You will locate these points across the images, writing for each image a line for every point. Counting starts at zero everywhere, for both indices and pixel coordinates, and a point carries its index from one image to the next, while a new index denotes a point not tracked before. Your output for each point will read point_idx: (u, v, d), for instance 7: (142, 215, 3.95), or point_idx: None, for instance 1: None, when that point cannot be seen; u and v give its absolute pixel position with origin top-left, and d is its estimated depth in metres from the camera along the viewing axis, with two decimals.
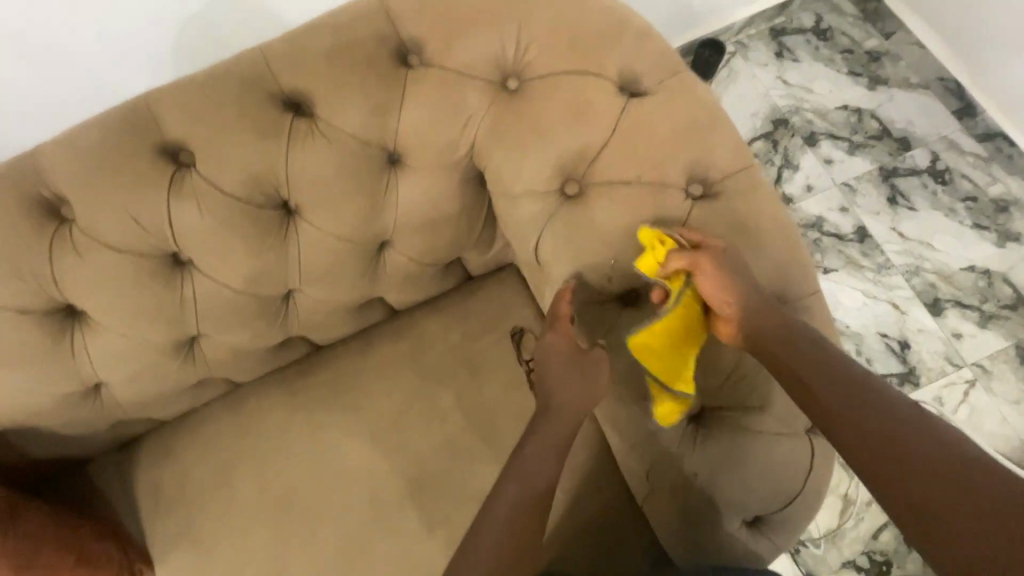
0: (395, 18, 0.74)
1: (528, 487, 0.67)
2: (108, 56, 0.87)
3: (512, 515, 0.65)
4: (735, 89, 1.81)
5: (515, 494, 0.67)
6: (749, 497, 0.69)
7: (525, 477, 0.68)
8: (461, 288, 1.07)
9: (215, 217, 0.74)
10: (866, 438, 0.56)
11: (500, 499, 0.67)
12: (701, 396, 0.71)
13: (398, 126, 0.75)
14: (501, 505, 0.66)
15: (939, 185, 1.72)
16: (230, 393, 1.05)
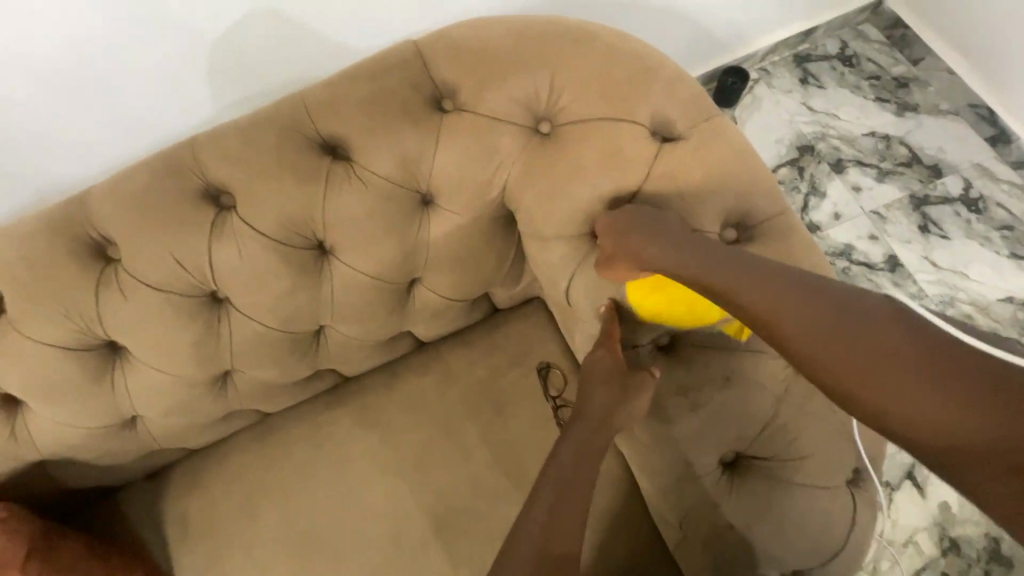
0: (430, 65, 0.76)
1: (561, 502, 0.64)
2: (153, 96, 0.88)
3: (546, 524, 0.62)
4: (759, 116, 1.80)
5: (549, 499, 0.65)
6: (787, 552, 0.67)
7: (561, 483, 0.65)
8: (488, 322, 1.07)
9: (253, 258, 0.76)
10: (881, 391, 0.55)
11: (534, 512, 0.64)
12: (739, 446, 0.68)
13: (431, 170, 0.76)
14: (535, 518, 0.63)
15: (973, 213, 1.68)
16: (258, 423, 1.06)
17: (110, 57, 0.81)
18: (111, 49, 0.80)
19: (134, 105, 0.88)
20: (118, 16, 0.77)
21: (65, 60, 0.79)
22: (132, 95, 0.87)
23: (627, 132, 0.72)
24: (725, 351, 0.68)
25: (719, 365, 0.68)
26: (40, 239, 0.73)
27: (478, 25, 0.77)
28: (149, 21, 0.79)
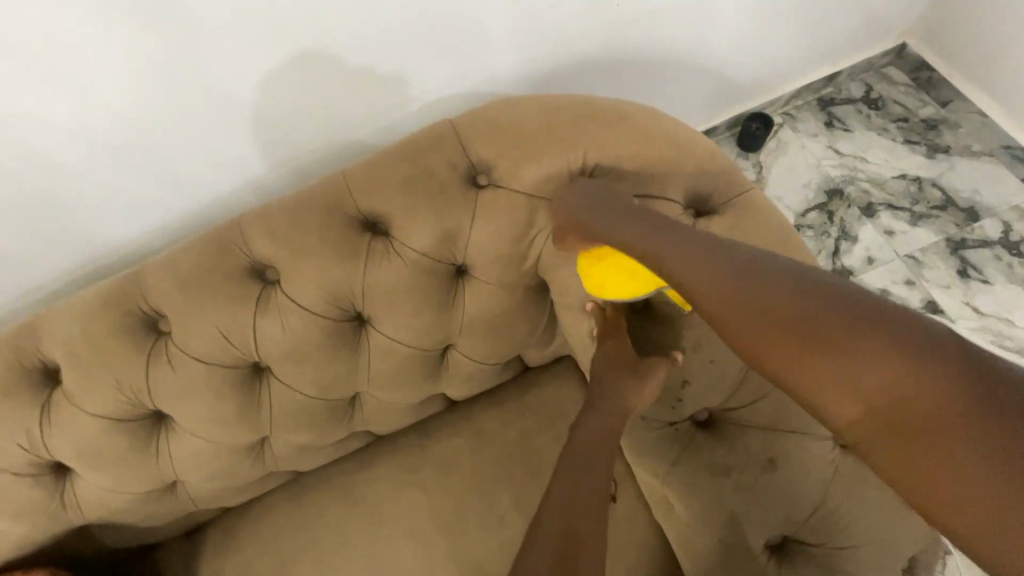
0: (466, 144, 0.79)
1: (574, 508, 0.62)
2: (205, 166, 0.90)
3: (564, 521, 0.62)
4: (785, 161, 1.80)
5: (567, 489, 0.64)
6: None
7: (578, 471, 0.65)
8: (519, 381, 1.07)
9: (295, 331, 0.78)
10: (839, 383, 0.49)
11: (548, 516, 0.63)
12: (787, 530, 0.66)
13: (467, 243, 0.78)
14: (546, 532, 0.62)
15: (1015, 257, 1.63)
16: (292, 482, 1.06)
17: (166, 134, 0.83)
18: (166, 127, 0.83)
19: (188, 177, 0.90)
20: (175, 96, 0.80)
21: (125, 139, 0.81)
22: (186, 166, 0.89)
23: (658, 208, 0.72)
24: (770, 431, 0.66)
25: (762, 446, 0.66)
26: (98, 313, 0.77)
27: (510, 104, 0.80)
28: (202, 100, 0.82)
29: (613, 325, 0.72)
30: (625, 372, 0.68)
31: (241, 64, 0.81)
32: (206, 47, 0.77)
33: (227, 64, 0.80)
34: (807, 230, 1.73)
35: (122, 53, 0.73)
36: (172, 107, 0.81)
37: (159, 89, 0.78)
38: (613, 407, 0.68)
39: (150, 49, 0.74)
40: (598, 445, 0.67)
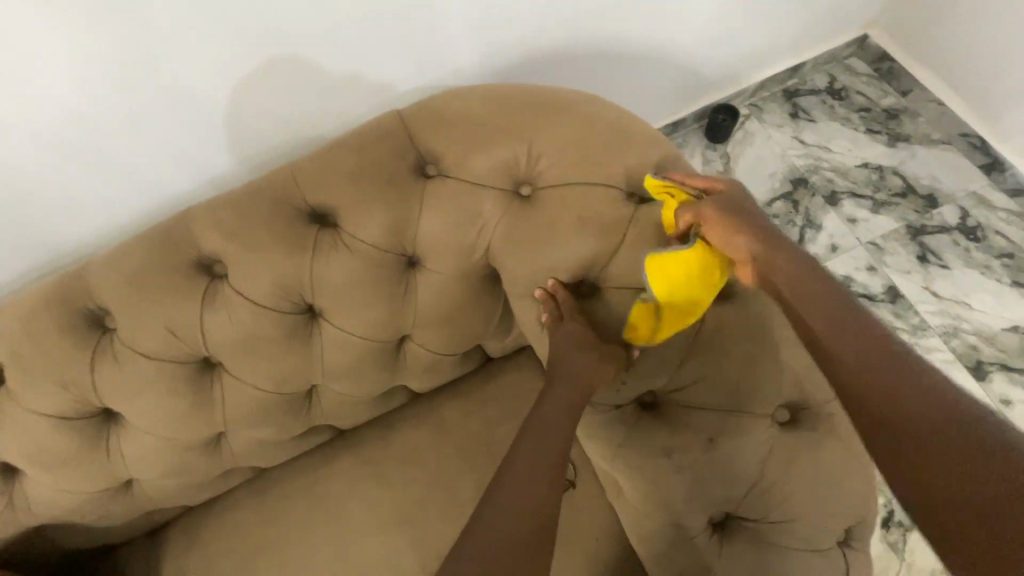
0: (414, 135, 0.79)
1: (522, 497, 0.63)
2: (161, 163, 0.90)
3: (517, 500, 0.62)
4: (751, 151, 1.83)
5: (524, 468, 0.65)
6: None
7: (535, 448, 0.66)
8: (481, 372, 1.08)
9: (245, 325, 0.78)
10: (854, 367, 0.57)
11: (501, 494, 0.63)
12: (727, 507, 0.67)
13: (416, 234, 0.78)
14: (492, 517, 0.62)
15: (972, 242, 1.67)
16: (255, 478, 1.06)
17: (118, 132, 0.82)
18: (118, 125, 0.82)
19: (144, 173, 0.90)
20: (126, 95, 0.79)
21: (71, 136, 0.80)
22: (140, 163, 0.88)
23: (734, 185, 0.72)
24: (711, 411, 0.68)
25: (702, 426, 0.68)
26: (42, 311, 0.76)
27: (459, 96, 0.81)
28: (156, 99, 0.81)
29: (563, 307, 0.73)
30: (575, 355, 0.68)
31: (194, 63, 0.80)
32: (157, 46, 0.76)
33: (180, 63, 0.79)
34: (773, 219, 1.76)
35: (69, 53, 0.71)
36: (125, 106, 0.80)
37: (110, 89, 0.77)
38: (568, 382, 0.68)
39: (99, 49, 0.72)
40: (554, 427, 0.67)
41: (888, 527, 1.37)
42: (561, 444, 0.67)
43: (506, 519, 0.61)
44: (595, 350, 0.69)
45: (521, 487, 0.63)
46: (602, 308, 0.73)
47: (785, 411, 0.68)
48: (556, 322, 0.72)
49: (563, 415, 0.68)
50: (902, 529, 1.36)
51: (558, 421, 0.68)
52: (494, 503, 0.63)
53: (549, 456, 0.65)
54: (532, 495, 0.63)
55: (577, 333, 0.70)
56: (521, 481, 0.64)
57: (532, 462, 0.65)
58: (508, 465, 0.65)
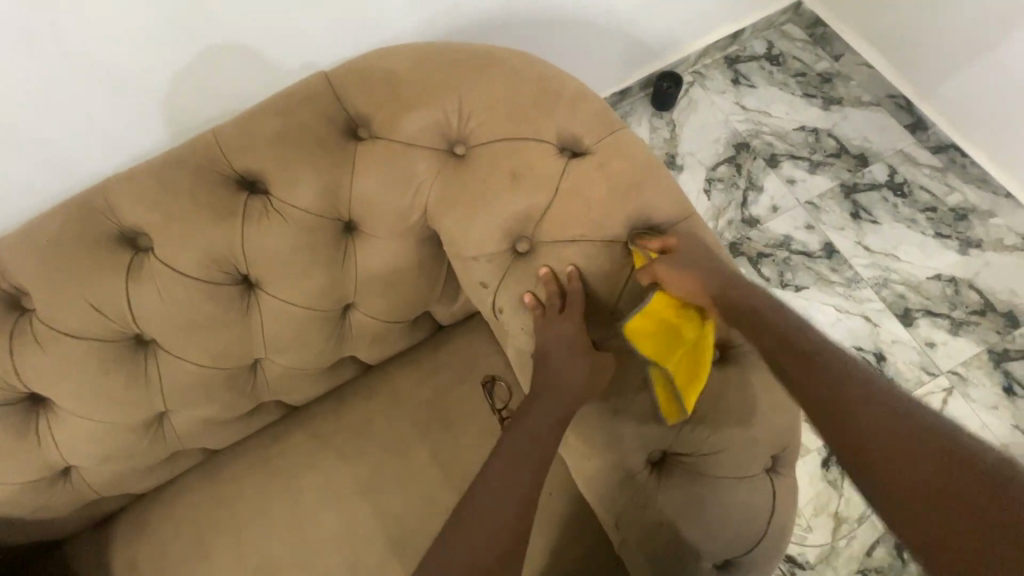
0: (342, 98, 0.78)
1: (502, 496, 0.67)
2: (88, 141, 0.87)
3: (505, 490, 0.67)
4: (695, 117, 1.87)
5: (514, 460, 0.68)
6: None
7: (527, 443, 0.69)
8: (432, 341, 1.08)
9: (177, 298, 0.75)
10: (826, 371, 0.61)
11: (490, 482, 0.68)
12: (663, 444, 0.71)
13: (350, 199, 0.77)
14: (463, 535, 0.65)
15: (899, 198, 1.75)
16: (206, 461, 1.04)
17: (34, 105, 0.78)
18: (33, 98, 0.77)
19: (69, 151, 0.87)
20: (39, 69, 0.75)
21: None
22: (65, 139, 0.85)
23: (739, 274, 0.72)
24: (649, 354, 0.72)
25: (637, 367, 0.72)
26: None
27: (388, 58, 0.79)
28: (72, 71, 0.78)
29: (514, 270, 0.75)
30: (562, 351, 0.69)
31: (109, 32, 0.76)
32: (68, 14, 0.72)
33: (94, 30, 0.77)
34: (717, 183, 1.81)
35: None
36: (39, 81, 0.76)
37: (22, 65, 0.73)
38: (556, 385, 0.69)
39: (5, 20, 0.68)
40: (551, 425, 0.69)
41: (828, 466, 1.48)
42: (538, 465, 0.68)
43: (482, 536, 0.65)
44: (590, 361, 0.69)
45: (496, 506, 0.67)
46: (538, 262, 0.74)
47: (716, 350, 0.72)
48: (548, 312, 0.72)
49: (546, 432, 0.70)
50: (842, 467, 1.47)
51: (535, 427, 0.70)
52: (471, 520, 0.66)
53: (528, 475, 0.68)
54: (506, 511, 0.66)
55: (570, 333, 0.70)
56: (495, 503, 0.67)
57: (510, 479, 0.67)
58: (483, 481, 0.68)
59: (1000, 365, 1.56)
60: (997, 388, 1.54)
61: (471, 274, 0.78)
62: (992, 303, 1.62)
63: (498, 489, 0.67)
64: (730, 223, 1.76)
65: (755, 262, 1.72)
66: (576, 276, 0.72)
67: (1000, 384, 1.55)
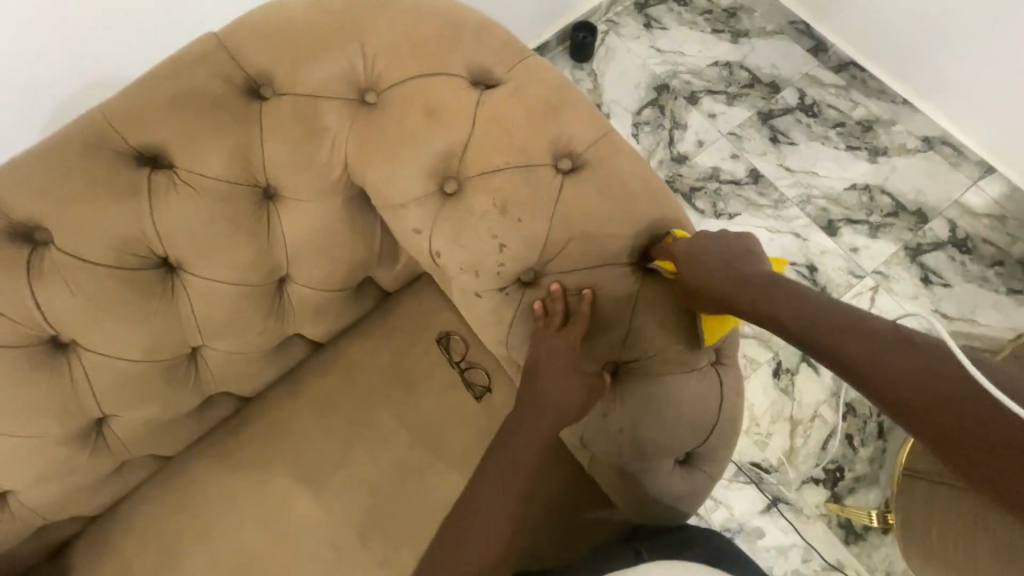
0: (238, 59, 0.74)
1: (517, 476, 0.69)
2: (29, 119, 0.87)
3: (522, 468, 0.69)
4: (614, 65, 1.90)
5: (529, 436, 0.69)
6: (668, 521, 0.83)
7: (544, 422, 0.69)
8: (381, 310, 1.05)
9: (90, 290, 0.71)
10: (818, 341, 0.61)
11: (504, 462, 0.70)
12: (613, 354, 0.73)
13: (263, 161, 0.74)
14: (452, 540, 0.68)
15: (811, 119, 1.84)
16: (162, 469, 0.99)
17: None
18: None
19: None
20: None
21: None
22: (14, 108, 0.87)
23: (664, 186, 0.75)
24: (587, 270, 0.72)
25: (577, 283, 0.72)
26: None
27: (280, 10, 0.76)
28: None
29: (442, 212, 0.74)
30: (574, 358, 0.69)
31: None
32: None
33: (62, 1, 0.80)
34: (644, 126, 1.86)
35: None
36: None
37: None
38: (566, 375, 0.69)
39: None
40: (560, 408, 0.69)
41: (779, 375, 1.57)
42: (525, 485, 0.69)
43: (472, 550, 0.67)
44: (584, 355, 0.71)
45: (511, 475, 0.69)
46: (466, 199, 0.73)
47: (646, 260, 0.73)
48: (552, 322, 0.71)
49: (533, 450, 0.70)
50: (790, 375, 1.57)
51: (547, 406, 0.69)
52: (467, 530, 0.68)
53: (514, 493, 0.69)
54: (499, 513, 0.68)
55: (566, 352, 0.69)
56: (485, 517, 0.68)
57: (503, 485, 0.69)
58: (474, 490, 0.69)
59: (917, 258, 1.68)
60: (917, 279, 1.67)
61: (402, 223, 0.76)
62: (904, 204, 1.73)
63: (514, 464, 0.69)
64: (660, 163, 1.82)
65: (689, 196, 1.78)
66: (588, 299, 0.70)
67: (918, 275, 1.67)
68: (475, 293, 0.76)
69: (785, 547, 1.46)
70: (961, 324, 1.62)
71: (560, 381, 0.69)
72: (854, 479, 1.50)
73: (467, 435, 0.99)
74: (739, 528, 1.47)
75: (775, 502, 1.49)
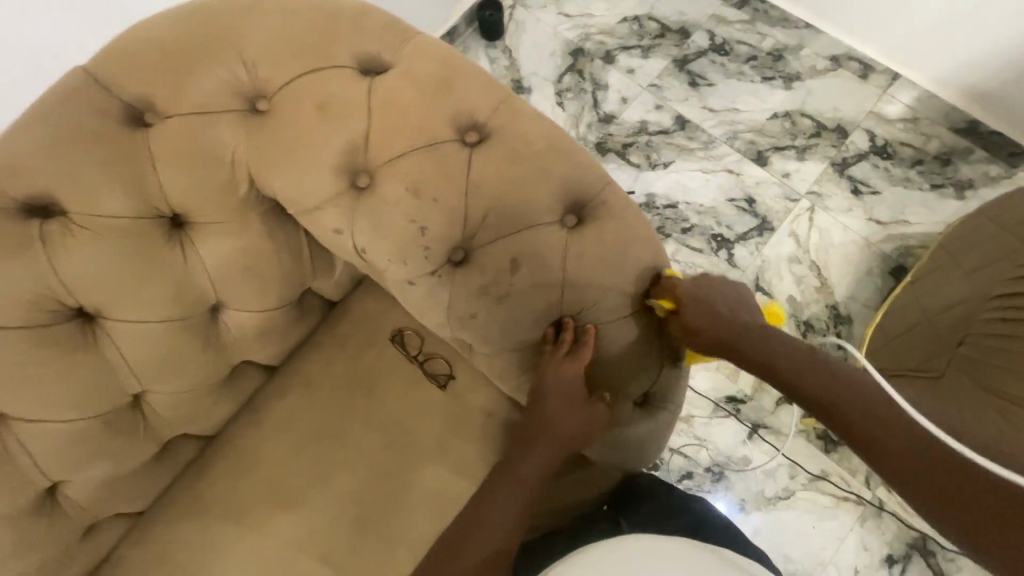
0: (114, 90, 0.71)
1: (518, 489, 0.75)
2: None
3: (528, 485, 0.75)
4: (527, 37, 1.90)
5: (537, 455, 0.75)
6: (636, 459, 0.89)
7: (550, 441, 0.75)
8: (329, 319, 1.04)
9: (5, 355, 0.68)
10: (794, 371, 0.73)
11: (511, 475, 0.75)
12: (555, 312, 0.74)
13: (162, 189, 0.71)
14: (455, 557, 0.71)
15: (724, 57, 1.87)
16: (134, 526, 0.96)
17: None
18: None
19: None
20: None
21: None
22: None
23: (571, 141, 0.76)
24: (514, 235, 0.71)
25: (505, 250, 0.72)
26: None
27: (149, 31, 0.73)
28: None
29: (357, 205, 0.73)
30: (573, 386, 0.73)
31: None
32: None
33: None
34: (567, 93, 1.86)
35: None
36: None
37: None
38: (563, 396, 0.73)
39: None
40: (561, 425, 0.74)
41: None
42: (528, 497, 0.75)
43: (476, 554, 0.71)
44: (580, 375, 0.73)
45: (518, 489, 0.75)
46: (378, 188, 0.72)
47: (571, 215, 0.74)
48: (556, 353, 0.73)
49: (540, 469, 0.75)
50: None
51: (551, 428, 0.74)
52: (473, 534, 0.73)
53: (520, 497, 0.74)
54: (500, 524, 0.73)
55: (568, 379, 0.73)
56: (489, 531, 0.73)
57: (509, 500, 0.74)
58: (484, 496, 0.75)
59: (845, 172, 1.75)
60: (848, 192, 1.73)
61: (321, 225, 0.75)
62: (824, 123, 1.79)
63: (520, 478, 0.75)
64: (589, 126, 1.83)
65: (622, 153, 1.80)
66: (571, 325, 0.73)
67: (849, 188, 1.73)
68: (409, 281, 0.75)
69: (772, 468, 1.51)
70: (896, 227, 1.70)
71: (558, 401, 0.73)
72: None
73: (438, 426, 0.98)
74: (727, 461, 1.51)
75: (756, 429, 1.53)
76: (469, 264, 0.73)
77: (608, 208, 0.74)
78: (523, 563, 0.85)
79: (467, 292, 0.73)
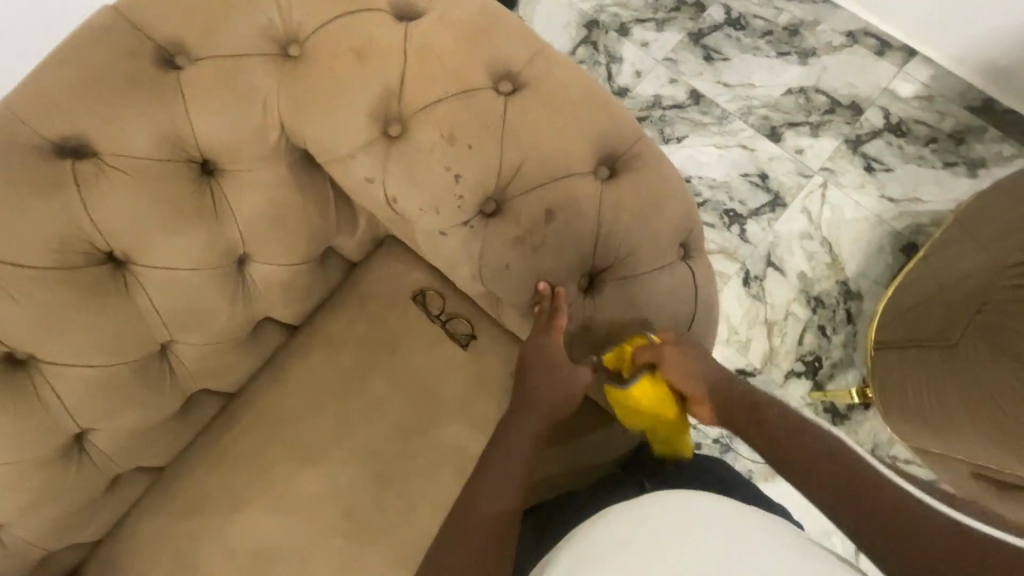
0: (146, 31, 0.70)
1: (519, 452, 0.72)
2: None
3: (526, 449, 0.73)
4: (541, 8, 1.88)
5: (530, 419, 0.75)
6: None
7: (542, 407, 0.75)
8: (351, 280, 1.03)
9: (37, 297, 0.68)
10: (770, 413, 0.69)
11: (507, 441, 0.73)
12: (585, 265, 0.74)
13: (194, 133, 0.71)
14: (459, 517, 0.67)
15: (740, 31, 1.85)
16: (158, 480, 0.97)
17: None
18: None
19: None
20: None
21: None
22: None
23: (605, 95, 0.75)
24: (548, 185, 0.71)
25: (539, 200, 0.71)
26: None
27: None
28: None
29: (389, 153, 0.72)
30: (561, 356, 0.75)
31: None
32: None
33: None
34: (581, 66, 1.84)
35: None
36: None
37: None
38: (554, 362, 0.75)
39: None
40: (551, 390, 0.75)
41: (749, 284, 1.66)
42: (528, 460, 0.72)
43: (484, 518, 0.67)
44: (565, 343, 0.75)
45: (516, 453, 0.72)
46: (412, 135, 0.71)
47: (604, 168, 0.74)
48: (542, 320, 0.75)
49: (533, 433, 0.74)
50: (759, 281, 1.66)
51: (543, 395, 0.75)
52: (476, 496, 0.69)
53: (523, 463, 0.72)
54: (504, 487, 0.69)
55: (555, 345, 0.75)
56: (496, 493, 0.69)
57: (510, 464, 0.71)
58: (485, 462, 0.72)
59: (858, 149, 1.74)
60: (861, 169, 1.73)
61: (352, 174, 0.74)
62: (839, 100, 1.78)
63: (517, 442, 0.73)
64: None
65: None
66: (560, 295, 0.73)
67: (863, 165, 1.73)
68: (441, 233, 0.75)
69: None
70: (908, 205, 1.70)
71: (546, 365, 0.75)
72: (832, 364, 1.60)
73: (461, 384, 0.99)
74: None
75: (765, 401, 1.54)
76: (502, 215, 0.73)
77: (641, 162, 0.74)
78: (547, 517, 0.86)
79: (500, 244, 0.73)
